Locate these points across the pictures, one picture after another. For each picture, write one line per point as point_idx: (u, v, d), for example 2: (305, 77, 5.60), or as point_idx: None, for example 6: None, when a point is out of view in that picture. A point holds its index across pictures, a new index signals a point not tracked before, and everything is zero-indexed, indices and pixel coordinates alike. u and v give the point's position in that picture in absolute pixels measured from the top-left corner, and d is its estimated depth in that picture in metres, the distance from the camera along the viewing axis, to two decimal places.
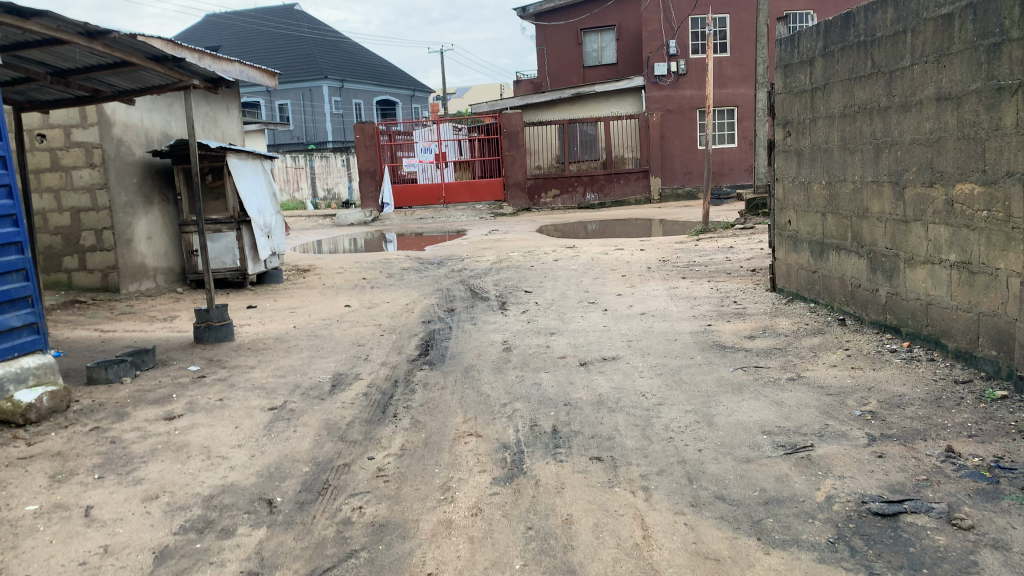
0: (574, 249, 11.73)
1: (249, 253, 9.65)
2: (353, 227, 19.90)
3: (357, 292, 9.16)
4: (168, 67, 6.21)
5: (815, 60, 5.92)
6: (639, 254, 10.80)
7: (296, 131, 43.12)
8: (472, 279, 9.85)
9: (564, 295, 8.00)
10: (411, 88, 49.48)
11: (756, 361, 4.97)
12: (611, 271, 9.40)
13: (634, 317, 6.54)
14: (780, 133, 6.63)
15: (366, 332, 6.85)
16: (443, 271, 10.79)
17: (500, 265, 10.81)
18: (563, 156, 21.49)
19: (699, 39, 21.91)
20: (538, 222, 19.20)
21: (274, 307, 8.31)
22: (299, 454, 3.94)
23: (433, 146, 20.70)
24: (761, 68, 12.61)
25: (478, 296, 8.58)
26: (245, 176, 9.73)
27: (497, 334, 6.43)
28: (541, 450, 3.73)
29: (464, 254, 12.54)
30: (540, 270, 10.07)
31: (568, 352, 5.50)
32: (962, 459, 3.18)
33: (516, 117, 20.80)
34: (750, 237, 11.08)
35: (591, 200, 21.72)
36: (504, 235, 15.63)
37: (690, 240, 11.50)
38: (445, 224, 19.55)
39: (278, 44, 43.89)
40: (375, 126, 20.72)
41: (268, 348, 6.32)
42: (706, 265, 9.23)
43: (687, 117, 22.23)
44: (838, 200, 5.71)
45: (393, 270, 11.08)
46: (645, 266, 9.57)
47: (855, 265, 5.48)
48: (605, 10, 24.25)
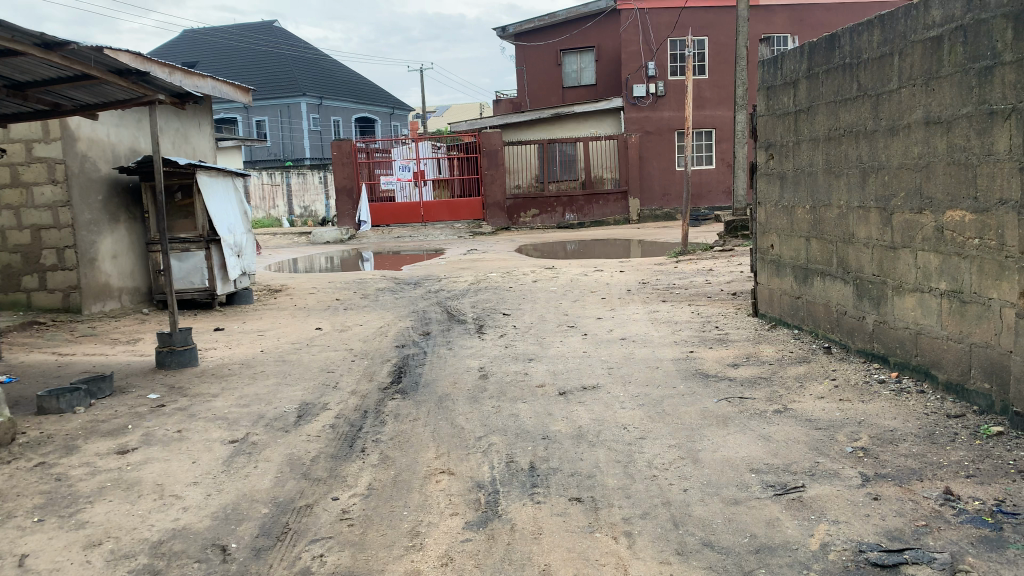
0: (553, 271, 11.56)
1: (217, 273, 9.38)
2: (329, 245, 19.61)
3: (330, 315, 8.91)
4: (131, 80, 5.97)
5: (799, 82, 5.81)
6: (619, 276, 10.65)
7: (273, 148, 42.79)
8: (449, 301, 9.62)
9: (542, 318, 7.81)
10: (389, 106, 49.37)
11: (740, 391, 4.80)
12: (590, 294, 9.23)
13: (613, 342, 6.36)
14: (763, 155, 6.51)
15: (337, 358, 6.60)
16: (420, 292, 10.56)
17: (477, 286, 10.61)
18: (542, 176, 21.34)
19: (677, 61, 21.96)
20: (516, 242, 19.05)
21: (243, 330, 8.03)
22: (259, 493, 3.69)
23: (411, 164, 20.48)
24: (740, 90, 12.57)
25: (454, 318, 8.36)
26: (215, 194, 9.49)
27: (472, 360, 6.21)
28: (517, 490, 3.51)
29: (441, 274, 12.33)
30: (518, 292, 9.87)
31: (547, 381, 5.30)
32: (962, 503, 3.00)
33: (496, 136, 20.64)
34: (730, 259, 10.97)
35: (570, 220, 21.69)
36: (483, 255, 15.45)
37: (670, 262, 11.37)
38: (422, 243, 19.35)
39: (256, 61, 43.63)
40: (352, 143, 20.66)
41: (233, 375, 6.05)
42: (686, 288, 9.09)
43: (666, 138, 22.24)
44: (822, 225, 5.58)
45: (368, 290, 10.84)
46: (625, 288, 9.41)
47: (840, 292, 5.34)
48: (585, 31, 24.31)
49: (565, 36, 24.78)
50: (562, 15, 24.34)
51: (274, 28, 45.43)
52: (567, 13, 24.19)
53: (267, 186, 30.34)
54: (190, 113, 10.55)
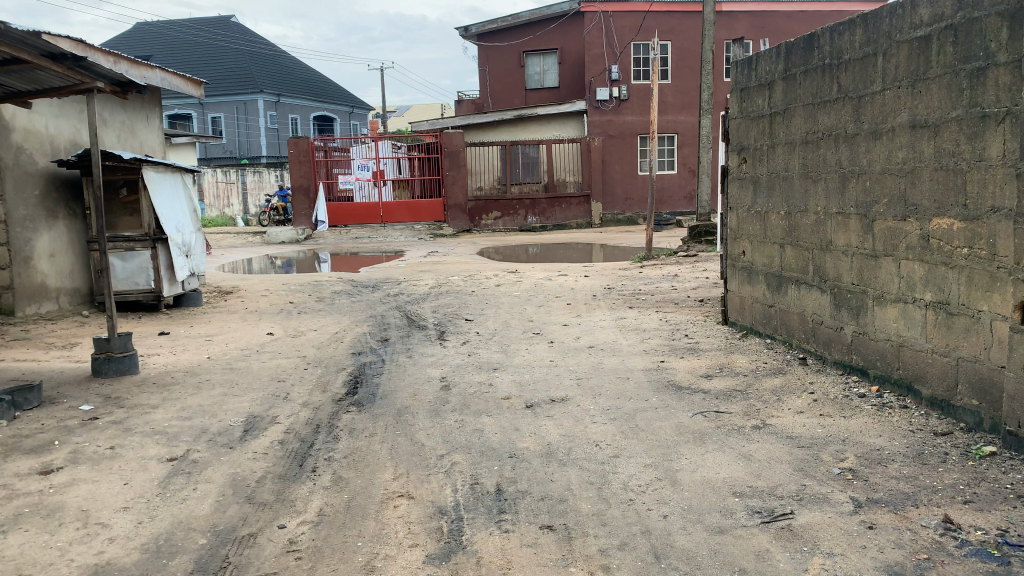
0: (516, 275, 11.29)
1: (165, 274, 8.88)
2: (285, 246, 19.08)
3: (283, 319, 8.50)
4: (66, 66, 5.53)
5: (775, 84, 5.62)
6: (584, 281, 10.43)
7: (229, 145, 41.85)
8: (408, 305, 9.29)
9: (506, 325, 7.53)
10: (349, 105, 48.67)
11: (716, 404, 4.56)
12: (555, 299, 8.98)
13: (581, 351, 6.09)
14: (735, 159, 6.32)
15: (289, 366, 6.23)
16: (378, 295, 10.20)
17: (438, 290, 10.28)
18: (504, 178, 21.08)
19: (640, 65, 21.88)
20: (478, 245, 18.76)
21: (190, 334, 7.59)
22: (196, 520, 3.33)
23: (371, 164, 20.13)
24: (706, 94, 12.44)
25: (414, 324, 8.03)
26: (163, 191, 9.00)
27: (434, 369, 5.91)
28: (483, 517, 3.22)
29: (401, 277, 11.97)
30: (480, 297, 9.57)
31: (512, 393, 5.01)
32: (964, 533, 2.78)
33: (457, 136, 20.37)
34: (695, 265, 10.82)
35: (532, 223, 21.44)
36: (444, 257, 15.12)
37: (635, 267, 11.19)
38: (382, 244, 18.94)
39: (211, 56, 42.62)
40: (310, 142, 20.11)
41: (175, 384, 5.64)
42: (653, 294, 8.89)
43: (629, 142, 22.14)
44: (798, 231, 5.39)
45: (324, 293, 10.45)
46: (590, 294, 9.18)
47: (817, 302, 5.16)
48: (548, 33, 24.13)
49: (529, 37, 24.57)
50: (526, 16, 24.12)
51: (231, 22, 44.44)
52: (530, 14, 23.97)
53: (221, 183, 29.63)
54: (137, 105, 10.03)
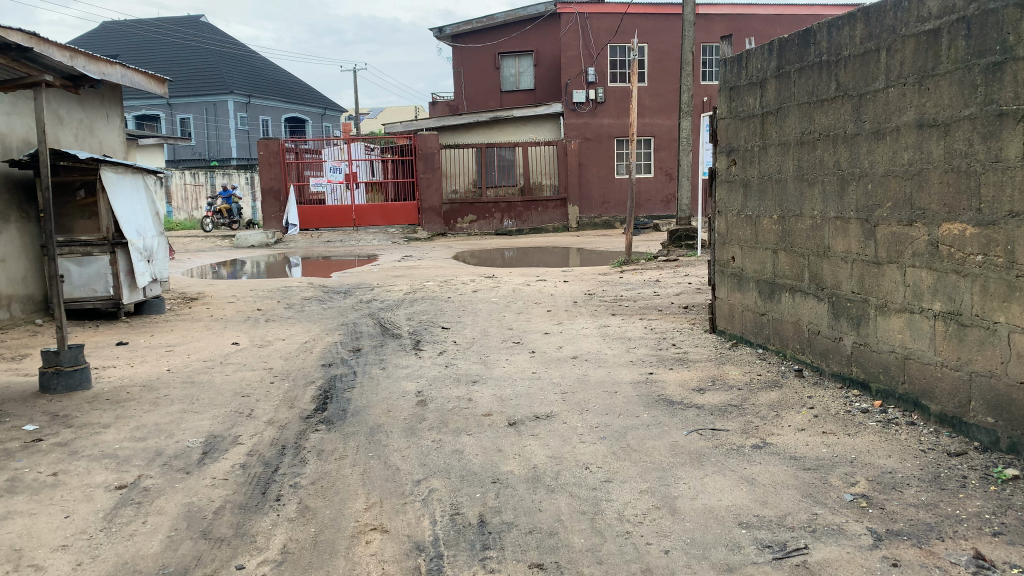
0: (493, 280, 10.97)
1: (124, 280, 8.45)
2: (254, 250, 18.60)
3: (251, 328, 8.11)
4: (12, 57, 5.14)
5: (766, 82, 5.37)
6: (563, 286, 10.14)
7: (198, 147, 41.07)
8: (382, 312, 8.94)
9: (484, 333, 7.21)
10: (321, 106, 48.04)
11: (711, 420, 4.28)
12: (534, 306, 8.68)
13: (564, 362, 5.79)
14: (723, 161, 6.06)
15: (254, 379, 5.86)
16: (350, 302, 9.83)
17: (413, 296, 9.94)
18: (480, 181, 20.80)
19: (617, 68, 21.68)
20: (453, 248, 18.42)
21: (150, 344, 7.18)
22: (144, 560, 2.98)
23: (343, 166, 19.76)
24: (686, 96, 12.21)
25: (388, 332, 7.68)
26: (122, 193, 8.56)
27: (408, 382, 5.57)
28: (465, 554, 2.91)
29: (374, 282, 11.61)
30: (457, 303, 9.25)
31: (493, 408, 4.70)
32: (998, 571, 2.52)
33: (432, 139, 20.01)
34: (676, 270, 10.58)
35: (508, 227, 21.15)
36: (419, 262, 14.78)
37: (615, 272, 10.93)
38: (355, 248, 18.52)
39: (180, 56, 41.81)
40: (281, 143, 19.64)
41: (130, 400, 5.25)
42: (635, 300, 8.62)
43: (606, 145, 21.91)
44: (792, 236, 5.14)
45: (293, 300, 10.06)
46: (571, 300, 8.89)
47: (813, 311, 4.91)
48: (523, 35, 23.88)
49: (504, 39, 24.29)
50: (500, 17, 23.85)
51: (200, 22, 43.67)
52: (505, 16, 23.71)
53: (190, 186, 29.05)
54: (95, 103, 9.55)
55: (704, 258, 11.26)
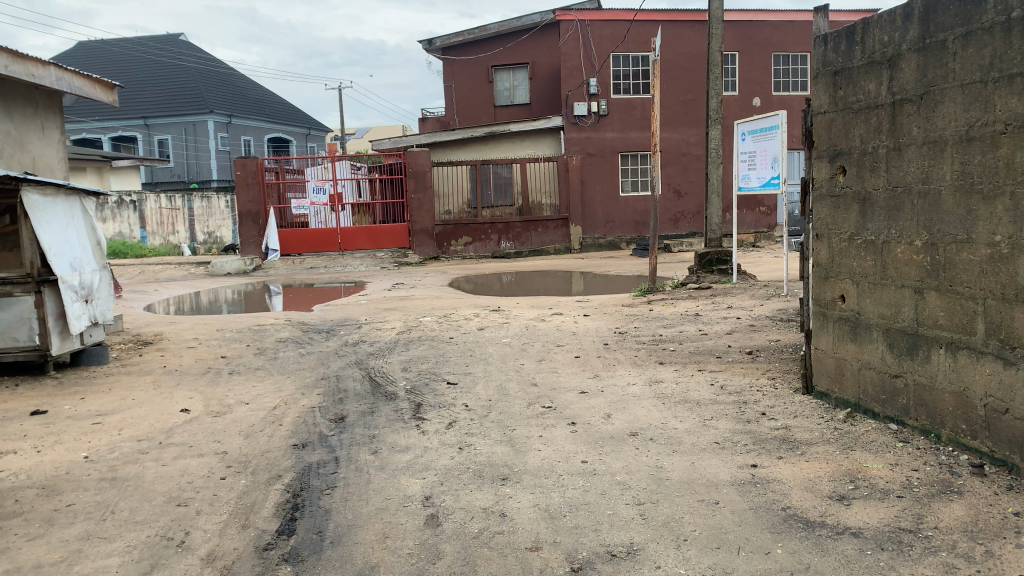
0: (499, 314, 9.44)
1: (54, 325, 6.86)
2: (230, 278, 17.03)
3: (209, 386, 6.54)
4: None
5: (901, 59, 3.92)
6: (584, 322, 8.65)
7: (177, 169, 39.48)
8: (372, 359, 7.39)
9: (503, 392, 5.69)
10: (305, 126, 46.54)
11: (890, 567, 2.75)
12: (558, 350, 7.17)
13: (625, 444, 4.27)
14: (823, 169, 4.60)
15: (199, 473, 4.28)
16: (334, 344, 8.29)
17: (408, 336, 8.39)
18: (475, 201, 19.45)
19: (620, 78, 20.31)
20: (448, 274, 16.94)
21: (76, 413, 5.61)
22: None
23: (328, 186, 18.20)
24: (714, 102, 10.78)
25: (379, 390, 6.13)
26: (53, 219, 6.98)
27: (410, 477, 4.02)
28: None
29: (362, 317, 10.10)
30: (462, 345, 7.71)
31: (545, 536, 3.15)
32: None
33: (423, 155, 18.68)
34: (714, 301, 9.10)
35: (506, 248, 19.73)
36: (412, 290, 13.30)
37: (642, 304, 9.45)
38: (340, 275, 17.01)
39: (159, 75, 40.34)
40: (260, 162, 18.17)
41: (14, 515, 3.67)
42: (679, 341, 7.11)
43: (609, 160, 20.45)
44: (952, 270, 3.65)
45: (266, 343, 8.50)
46: (600, 341, 7.39)
47: (996, 380, 3.41)
48: (519, 45, 22.55)
49: (497, 50, 22.95)
50: (494, 28, 22.55)
51: (180, 40, 42.26)
52: (499, 26, 22.38)
53: (165, 210, 27.46)
54: (26, 112, 8.02)
55: (743, 287, 9.80)
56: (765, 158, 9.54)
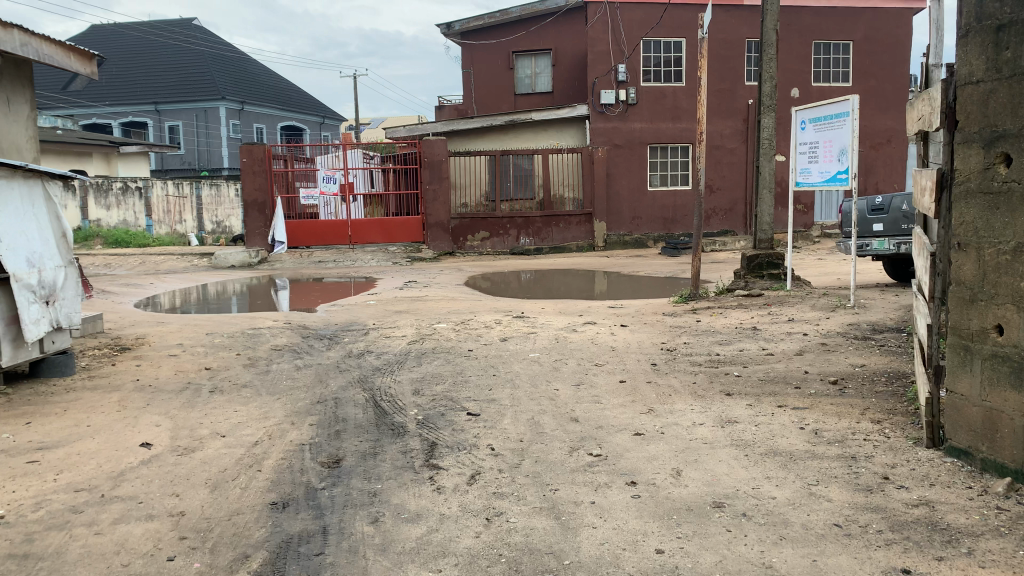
0: (524, 322, 8.35)
1: (5, 332, 5.83)
2: (233, 271, 16.00)
3: (182, 408, 5.47)
4: None
5: None
6: (623, 333, 7.54)
7: (187, 156, 38.55)
8: (378, 376, 6.33)
9: (539, 429, 4.63)
10: (319, 114, 45.51)
11: None
12: (597, 371, 6.09)
13: (710, 523, 3.18)
14: (972, 156, 3.48)
15: (141, 549, 3.20)
16: (335, 356, 7.22)
17: (422, 347, 7.32)
18: (493, 194, 18.41)
19: (650, 65, 19.11)
20: (464, 271, 15.86)
21: (11, 446, 4.55)
22: None
23: (338, 175, 17.08)
24: (768, 86, 9.65)
25: (386, 419, 5.07)
26: (8, 204, 5.89)
27: (423, 567, 2.95)
28: None
29: (371, 321, 9.04)
30: (483, 361, 6.64)
31: None
32: None
33: (440, 144, 17.50)
34: (771, 314, 7.98)
35: (525, 244, 18.59)
36: (424, 290, 12.19)
37: (687, 314, 8.33)
38: (348, 270, 15.98)
39: (172, 60, 39.35)
40: (267, 149, 17.15)
41: None
42: (743, 364, 6.00)
43: (637, 153, 19.28)
44: None
45: (259, 352, 7.43)
46: (647, 361, 6.29)
47: None
48: (542, 30, 21.47)
49: (518, 35, 21.84)
50: (516, 12, 21.42)
51: (194, 24, 41.28)
52: (522, 10, 21.35)
53: (173, 198, 26.48)
54: None
55: (799, 297, 8.68)
56: (830, 150, 8.38)
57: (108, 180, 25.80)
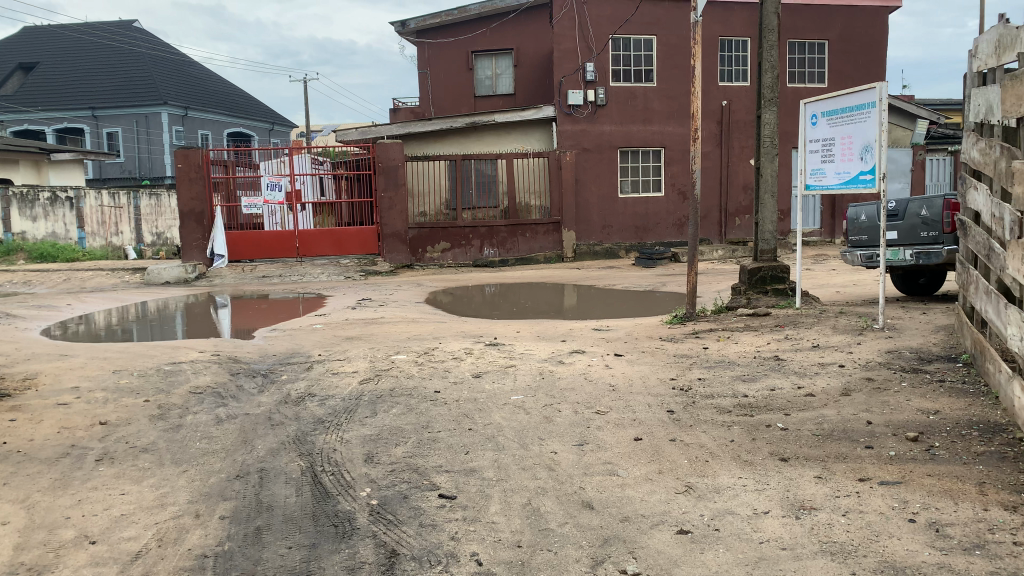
0: (500, 351, 7.05)
1: None
2: (167, 289, 14.41)
3: (48, 491, 4.00)
4: None
5: None
6: (621, 366, 6.27)
7: (127, 164, 36.54)
8: (322, 433, 4.95)
9: (543, 524, 3.32)
10: (268, 121, 43.70)
11: None
12: (602, 422, 4.80)
13: None
14: None
15: None
16: (269, 402, 5.80)
17: (379, 388, 5.95)
18: (454, 201, 17.13)
19: (620, 65, 18.00)
20: (424, 285, 14.53)
21: None
22: None
23: (284, 182, 15.59)
24: (768, 77, 8.54)
25: (329, 505, 3.70)
26: None
27: None
28: None
29: (317, 352, 7.64)
30: (455, 408, 5.31)
31: None
32: None
33: (395, 148, 16.20)
34: (789, 339, 6.83)
35: (489, 256, 17.31)
36: (381, 310, 10.80)
37: (691, 340, 7.12)
38: (296, 286, 14.51)
39: (109, 62, 37.18)
40: (205, 153, 15.57)
41: None
42: (785, 410, 4.79)
43: (607, 157, 18.14)
44: None
45: (176, 399, 5.96)
46: (663, 407, 5.03)
47: None
48: (503, 27, 20.33)
49: (478, 33, 20.65)
50: (475, 9, 20.18)
51: (134, 26, 39.20)
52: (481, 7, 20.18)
53: (108, 208, 24.73)
54: None
55: (815, 318, 7.56)
56: (850, 147, 7.26)
57: (33, 188, 22.70)
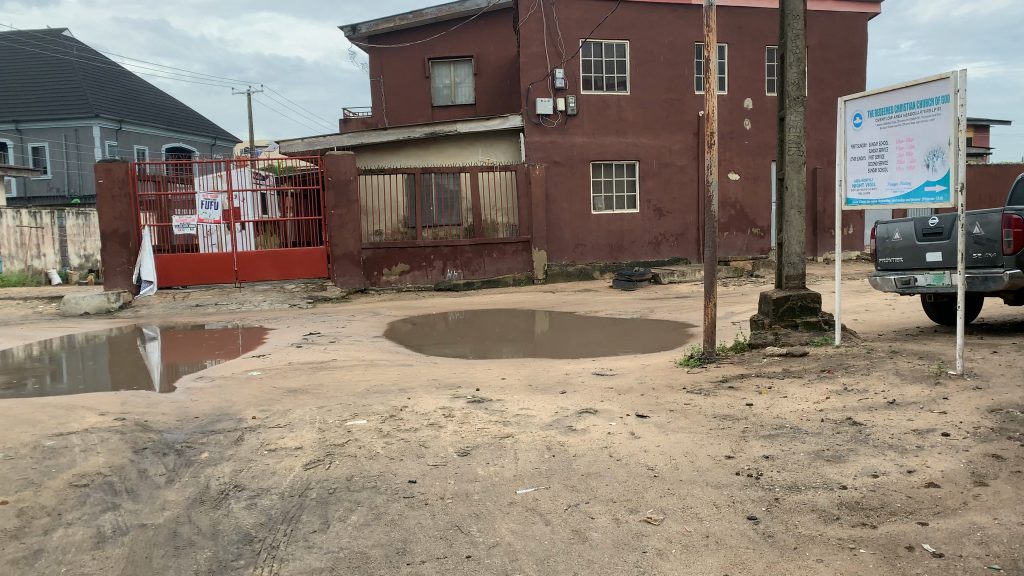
0: (490, 413, 5.49)
1: None
2: (84, 320, 12.52)
3: None
4: None
5: None
6: (652, 437, 4.78)
7: (55, 181, 34.18)
8: (244, 567, 3.32)
9: None
10: (211, 135, 41.44)
11: None
12: (663, 540, 3.29)
13: None
14: None
15: None
16: (178, 503, 4.14)
17: (335, 478, 4.33)
18: (413, 219, 15.61)
19: (591, 72, 16.76)
20: (380, 314, 12.92)
21: None
22: None
23: (220, 199, 13.83)
24: (793, 73, 7.24)
25: None
26: None
27: None
28: None
29: (253, 413, 5.97)
30: (443, 513, 3.74)
31: None
32: None
33: (347, 160, 14.59)
34: (855, 390, 5.45)
35: (452, 278, 15.77)
36: (333, 349, 9.13)
37: (728, 393, 5.66)
38: (234, 315, 12.77)
39: (37, 72, 34.72)
40: (131, 167, 13.72)
41: None
42: (921, 518, 3.34)
43: (579, 170, 16.82)
44: None
45: (48, 497, 4.27)
46: (744, 513, 3.53)
47: None
48: (463, 32, 18.98)
49: (435, 38, 19.20)
50: (431, 13, 18.76)
51: (64, 35, 36.77)
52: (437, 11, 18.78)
53: (28, 230, 22.45)
54: None
55: (870, 359, 6.21)
56: (910, 152, 5.95)
57: None
